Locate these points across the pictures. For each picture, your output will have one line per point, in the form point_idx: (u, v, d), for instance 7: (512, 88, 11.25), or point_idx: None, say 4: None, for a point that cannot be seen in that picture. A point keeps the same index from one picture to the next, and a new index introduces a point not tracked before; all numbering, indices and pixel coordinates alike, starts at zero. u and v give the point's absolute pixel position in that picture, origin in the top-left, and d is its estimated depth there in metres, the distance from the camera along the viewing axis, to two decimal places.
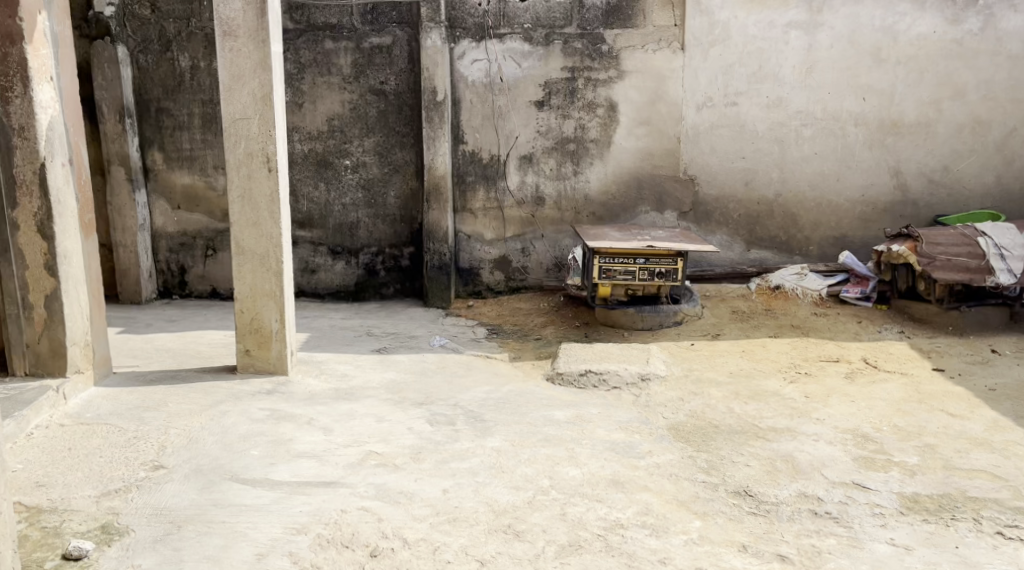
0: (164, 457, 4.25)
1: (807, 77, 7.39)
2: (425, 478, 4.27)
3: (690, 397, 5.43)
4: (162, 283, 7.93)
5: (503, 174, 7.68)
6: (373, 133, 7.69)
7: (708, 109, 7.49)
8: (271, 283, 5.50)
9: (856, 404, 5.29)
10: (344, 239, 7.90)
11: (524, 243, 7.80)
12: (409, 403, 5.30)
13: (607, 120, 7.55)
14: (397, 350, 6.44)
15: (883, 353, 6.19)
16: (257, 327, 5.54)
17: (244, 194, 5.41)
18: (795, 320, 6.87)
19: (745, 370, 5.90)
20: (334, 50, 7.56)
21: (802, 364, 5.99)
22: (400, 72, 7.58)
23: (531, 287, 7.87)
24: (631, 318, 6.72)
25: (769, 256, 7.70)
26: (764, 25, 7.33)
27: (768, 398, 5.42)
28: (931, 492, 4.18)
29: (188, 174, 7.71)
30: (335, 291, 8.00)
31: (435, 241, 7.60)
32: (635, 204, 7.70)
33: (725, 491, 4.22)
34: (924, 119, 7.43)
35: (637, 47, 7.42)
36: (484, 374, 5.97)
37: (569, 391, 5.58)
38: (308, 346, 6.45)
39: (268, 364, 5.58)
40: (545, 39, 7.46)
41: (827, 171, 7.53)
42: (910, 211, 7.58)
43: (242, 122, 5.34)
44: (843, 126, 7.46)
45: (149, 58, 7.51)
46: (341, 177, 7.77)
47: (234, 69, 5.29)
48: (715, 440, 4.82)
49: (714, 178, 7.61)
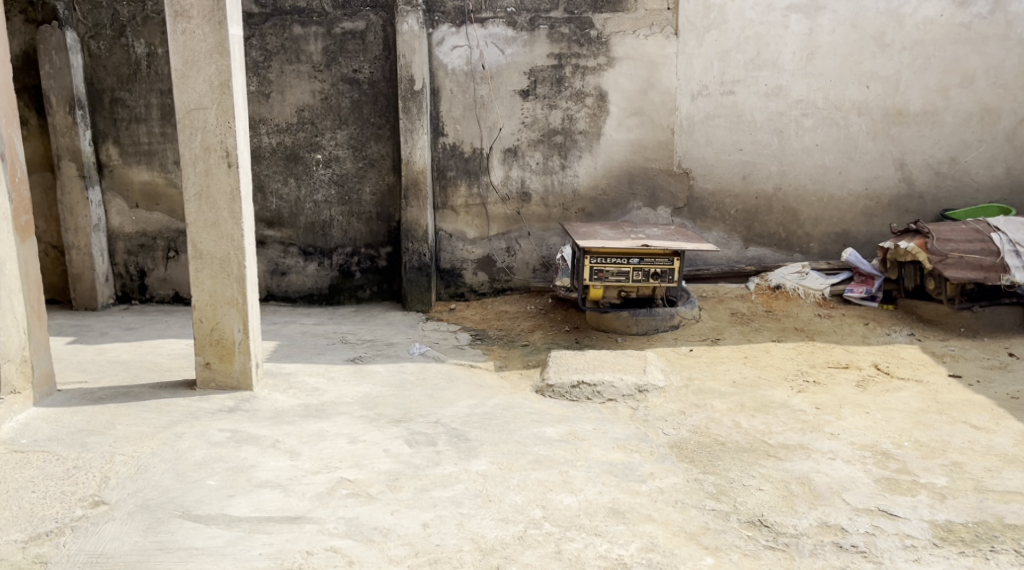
0: (106, 491, 3.76)
1: (808, 64, 6.97)
2: (403, 510, 3.80)
3: (691, 410, 4.99)
4: (120, 287, 7.39)
5: (487, 168, 7.22)
6: (346, 126, 7.19)
7: (703, 98, 7.05)
8: (232, 289, 5.01)
9: (872, 416, 4.88)
10: (317, 239, 7.39)
11: (509, 242, 7.34)
12: (385, 420, 4.83)
13: (597, 110, 7.10)
14: (373, 359, 5.97)
15: (894, 358, 5.77)
16: (218, 337, 5.05)
17: (201, 193, 4.92)
18: (798, 322, 6.46)
19: (750, 379, 5.46)
20: (303, 36, 7.04)
21: (809, 371, 5.56)
22: (375, 59, 7.08)
23: (516, 288, 7.41)
24: (624, 322, 6.27)
25: (767, 254, 7.28)
26: (762, 8, 6.90)
27: (776, 410, 4.98)
28: (965, 520, 3.76)
29: (147, 171, 7.17)
30: (307, 295, 7.49)
31: (414, 240, 7.14)
32: (625, 199, 7.25)
33: (737, 522, 3.78)
34: (930, 108, 7.04)
35: (627, 32, 6.97)
36: (468, 385, 5.49)
37: (560, 404, 5.14)
38: (277, 356, 5.96)
39: (230, 379, 5.10)
40: (530, 24, 6.99)
41: (828, 164, 7.13)
42: (915, 205, 7.18)
43: (197, 113, 4.84)
44: (845, 115, 7.05)
45: (101, 45, 6.97)
46: (312, 172, 7.27)
47: (187, 54, 4.79)
48: (722, 460, 4.38)
49: (710, 172, 7.17)
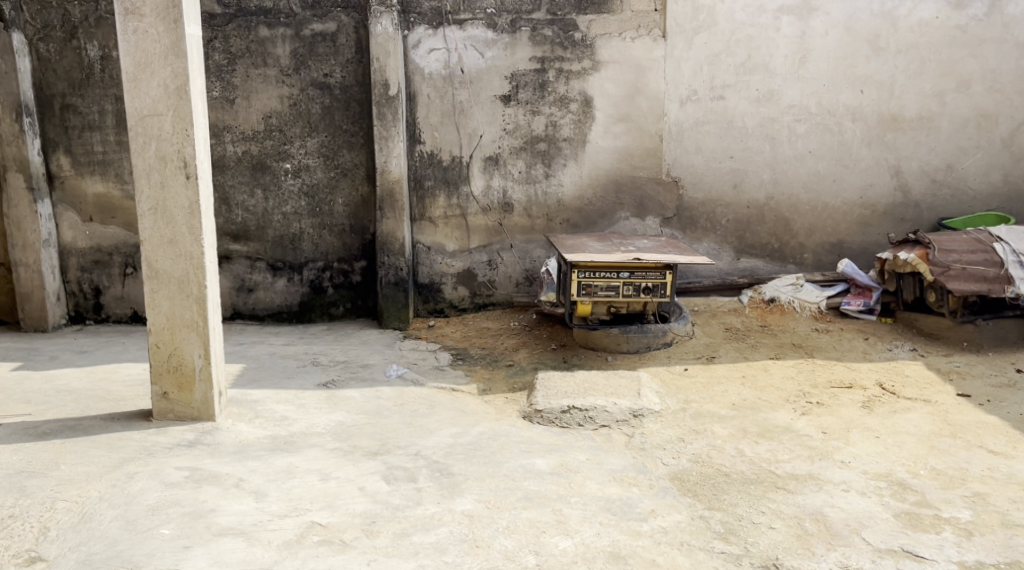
0: (43, 546, 3.38)
1: (800, 68, 6.69)
2: (380, 560, 3.42)
3: (691, 437, 4.64)
4: (73, 307, 6.92)
5: (466, 177, 6.86)
6: (316, 133, 6.79)
7: (692, 104, 6.75)
8: (191, 312, 4.61)
9: (883, 440, 4.55)
10: (286, 253, 6.98)
11: (491, 255, 6.98)
12: (359, 453, 4.43)
13: (582, 116, 6.77)
14: (347, 383, 5.57)
15: (898, 376, 5.46)
16: (177, 364, 4.65)
17: (157, 207, 4.51)
18: (795, 338, 6.15)
19: (750, 401, 5.13)
20: (270, 38, 6.64)
21: (811, 392, 5.24)
22: (347, 63, 6.69)
23: (499, 303, 7.05)
24: (614, 340, 5.92)
25: (760, 265, 6.98)
26: (752, 10, 6.61)
27: (780, 436, 4.65)
28: (997, 561, 3.44)
29: (101, 182, 6.73)
30: (276, 312, 7.07)
31: (390, 254, 6.75)
32: (613, 210, 6.91)
33: (750, 567, 3.44)
34: (926, 114, 6.77)
35: (613, 35, 6.65)
36: (450, 412, 5.11)
37: (550, 432, 4.77)
38: (243, 381, 5.54)
39: (190, 410, 4.69)
40: (511, 26, 6.65)
41: (822, 172, 6.85)
42: (911, 214, 6.92)
43: (152, 119, 4.44)
44: (839, 121, 6.77)
45: (51, 48, 6.53)
46: (281, 182, 6.86)
47: (140, 56, 4.39)
48: (728, 493, 4.03)
49: (700, 180, 6.86)
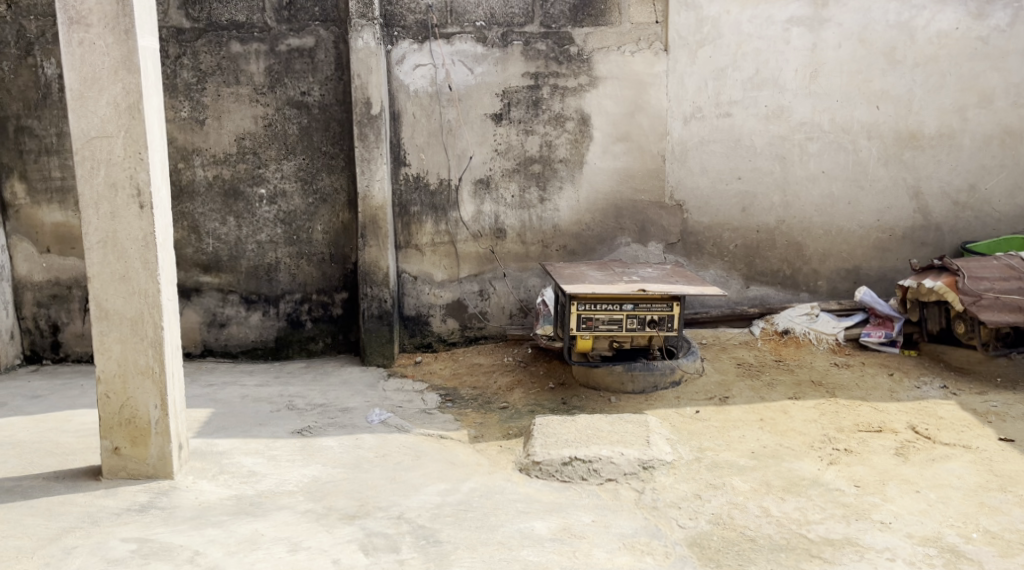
0: None
1: (812, 83, 6.26)
2: None
3: (709, 493, 4.14)
4: (29, 345, 6.39)
5: (455, 202, 6.38)
6: (293, 156, 6.30)
7: (697, 122, 6.30)
8: (146, 357, 4.09)
9: (925, 496, 4.06)
10: (261, 285, 6.47)
11: (482, 284, 6.49)
12: (335, 517, 3.91)
13: (578, 136, 6.31)
14: (325, 431, 5.04)
15: (931, 418, 4.97)
16: (130, 417, 4.12)
17: (107, 239, 4.00)
18: (813, 375, 5.66)
19: (771, 449, 4.63)
20: (242, 54, 6.17)
21: (838, 438, 4.74)
22: (326, 80, 6.23)
23: (491, 336, 6.56)
24: (618, 379, 5.42)
25: (771, 293, 6.51)
26: (760, 21, 6.18)
27: (808, 490, 4.14)
28: None
29: (60, 210, 6.24)
30: (250, 349, 6.55)
31: (373, 285, 6.26)
32: (613, 235, 6.44)
33: None
34: (947, 131, 6.34)
35: (611, 48, 6.21)
36: (438, 464, 4.58)
37: (550, 487, 4.26)
38: (209, 429, 5.01)
39: (145, 466, 4.16)
40: (502, 40, 6.20)
41: (837, 194, 6.39)
42: (932, 238, 6.46)
43: (101, 142, 3.95)
44: (854, 139, 6.33)
45: (4, 67, 6.05)
46: (255, 209, 6.36)
47: (86, 70, 3.89)
48: (756, 564, 3.52)
49: (706, 204, 6.40)
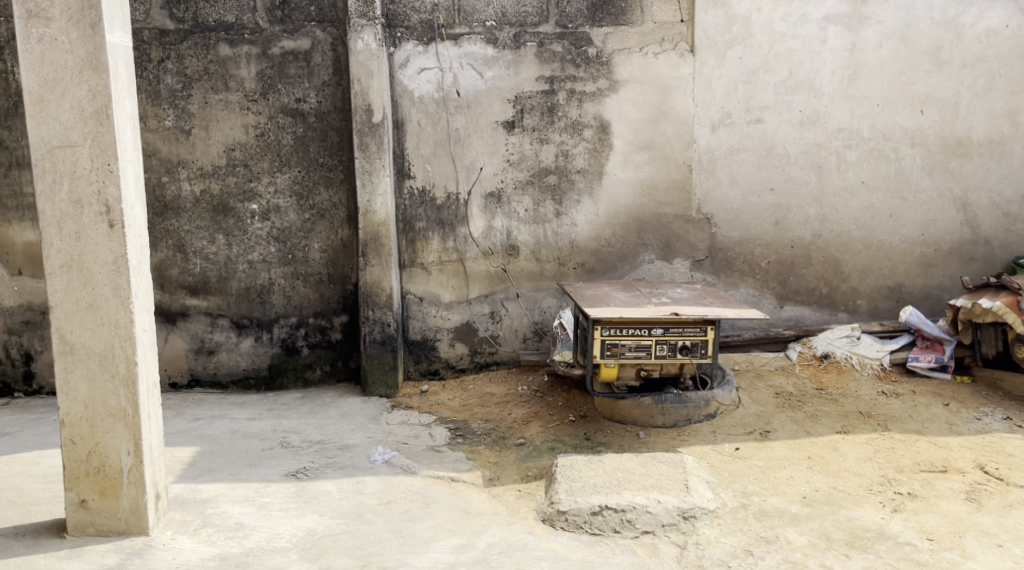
0: None
1: (850, 86, 5.77)
2: None
3: (761, 549, 3.62)
4: None
5: (464, 217, 5.88)
6: (287, 168, 5.81)
7: (726, 128, 5.81)
8: (117, 398, 3.58)
9: (1012, 553, 3.53)
10: (252, 308, 5.96)
11: (494, 305, 5.98)
12: None
13: (597, 144, 5.82)
14: (322, 472, 4.53)
15: (1000, 455, 4.45)
16: (98, 465, 3.61)
17: (71, 263, 3.49)
18: (860, 405, 5.14)
19: (825, 493, 4.11)
20: (232, 58, 5.68)
21: (899, 479, 4.22)
22: (323, 86, 5.75)
23: (503, 362, 6.04)
24: (647, 412, 4.92)
25: (806, 314, 6.00)
26: (794, 19, 5.70)
27: (875, 545, 3.62)
28: None
29: (32, 229, 5.78)
30: (242, 378, 6.03)
31: (375, 308, 5.74)
32: (635, 251, 5.93)
33: None
34: (997, 137, 5.84)
35: (633, 49, 5.73)
36: (450, 513, 4.06)
37: (579, 542, 3.74)
38: (193, 472, 4.50)
39: (115, 522, 3.64)
40: (514, 41, 5.72)
41: (878, 206, 5.89)
42: (981, 253, 5.95)
43: (64, 152, 3.45)
44: (896, 147, 5.84)
45: None
46: (246, 226, 5.86)
47: (46, 70, 3.40)
48: None
49: (736, 217, 5.90)
